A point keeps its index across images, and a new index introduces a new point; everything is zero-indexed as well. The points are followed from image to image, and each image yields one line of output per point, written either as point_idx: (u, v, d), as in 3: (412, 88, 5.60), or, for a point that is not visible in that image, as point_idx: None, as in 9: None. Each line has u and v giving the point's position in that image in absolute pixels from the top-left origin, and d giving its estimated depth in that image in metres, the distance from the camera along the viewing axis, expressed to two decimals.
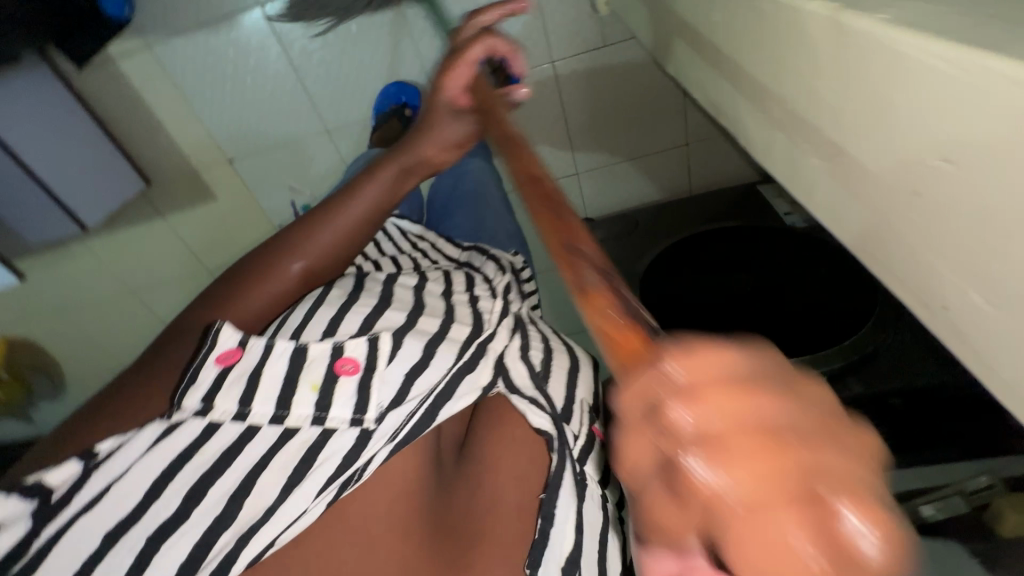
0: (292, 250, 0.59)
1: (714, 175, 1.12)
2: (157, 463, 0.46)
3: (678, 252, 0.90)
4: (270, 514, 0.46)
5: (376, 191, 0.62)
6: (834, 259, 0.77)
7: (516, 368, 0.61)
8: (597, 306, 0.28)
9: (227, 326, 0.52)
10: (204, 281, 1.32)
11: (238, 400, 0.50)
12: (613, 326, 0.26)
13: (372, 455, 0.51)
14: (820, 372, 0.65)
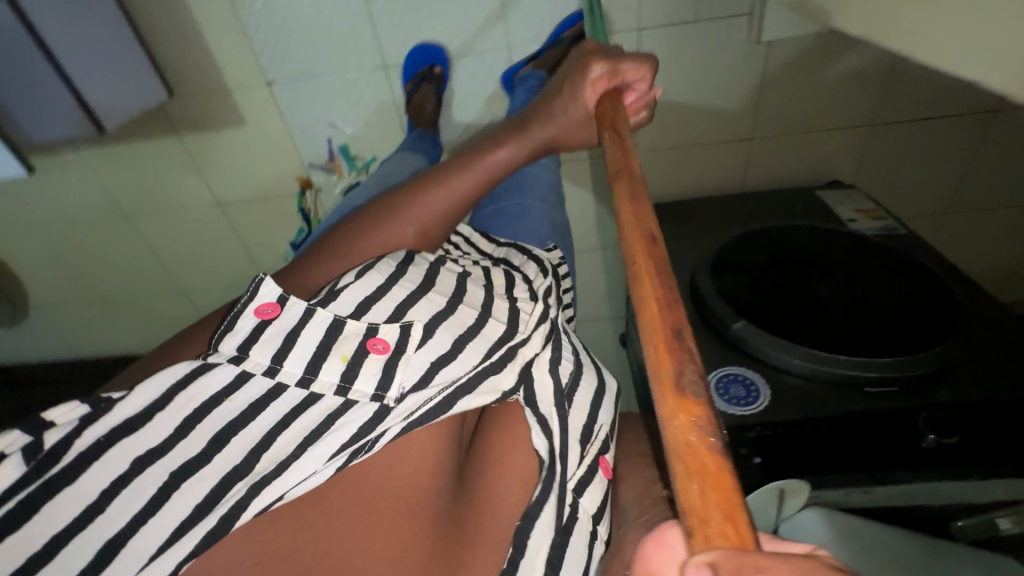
0: (406, 217, 0.64)
1: (773, 174, 1.11)
2: (190, 401, 0.47)
3: (750, 248, 0.87)
4: (282, 469, 0.46)
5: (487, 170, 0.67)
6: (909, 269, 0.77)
7: (542, 379, 0.63)
8: (694, 426, 0.32)
9: (270, 280, 0.55)
10: (213, 218, 1.21)
11: (271, 356, 0.51)
12: (708, 455, 0.31)
13: (385, 429, 0.50)
14: (910, 375, 0.62)
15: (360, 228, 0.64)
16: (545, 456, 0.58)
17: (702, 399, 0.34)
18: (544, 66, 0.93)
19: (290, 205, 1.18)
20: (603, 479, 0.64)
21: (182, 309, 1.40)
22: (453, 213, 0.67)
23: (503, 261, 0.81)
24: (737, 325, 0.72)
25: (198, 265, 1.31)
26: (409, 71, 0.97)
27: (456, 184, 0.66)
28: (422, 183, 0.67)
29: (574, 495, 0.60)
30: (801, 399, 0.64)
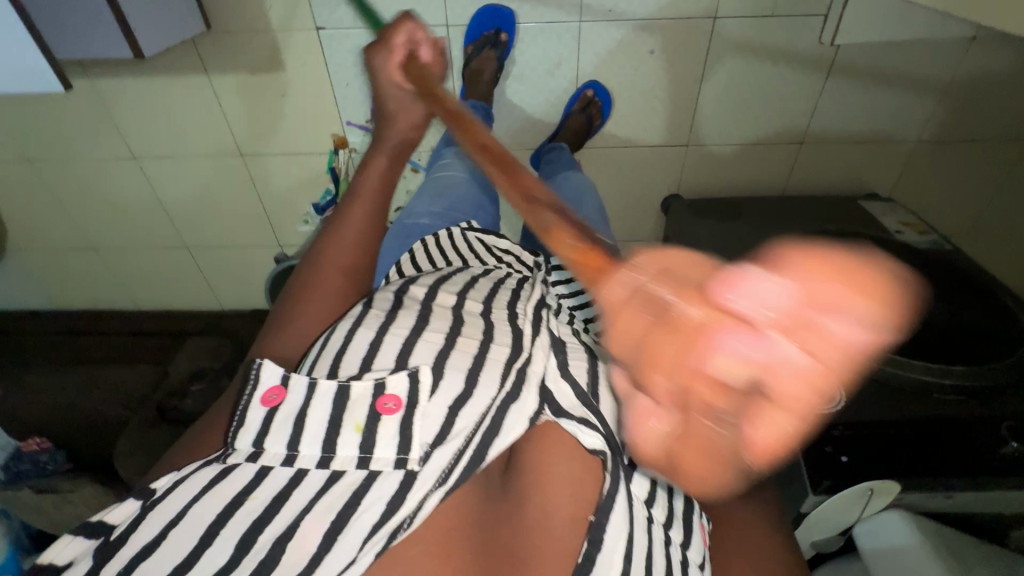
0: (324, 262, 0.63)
1: (816, 180, 1.11)
2: (208, 512, 0.43)
3: None
4: (315, 565, 0.42)
5: (375, 181, 0.66)
6: (968, 288, 0.79)
7: (562, 390, 0.56)
8: (561, 240, 0.38)
9: (268, 364, 0.52)
10: (233, 168, 1.12)
11: (286, 443, 0.48)
12: (577, 252, 0.37)
13: (421, 499, 0.46)
14: (985, 384, 0.63)
15: (293, 299, 0.61)
16: (604, 448, 0.52)
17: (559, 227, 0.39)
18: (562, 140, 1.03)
19: (320, 161, 1.11)
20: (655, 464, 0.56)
21: (181, 265, 1.30)
22: (367, 237, 0.65)
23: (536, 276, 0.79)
24: None
25: (206, 218, 1.21)
26: (472, 34, 0.96)
27: (355, 215, 0.65)
28: (326, 234, 0.65)
29: (625, 480, 0.52)
30: (881, 400, 0.64)
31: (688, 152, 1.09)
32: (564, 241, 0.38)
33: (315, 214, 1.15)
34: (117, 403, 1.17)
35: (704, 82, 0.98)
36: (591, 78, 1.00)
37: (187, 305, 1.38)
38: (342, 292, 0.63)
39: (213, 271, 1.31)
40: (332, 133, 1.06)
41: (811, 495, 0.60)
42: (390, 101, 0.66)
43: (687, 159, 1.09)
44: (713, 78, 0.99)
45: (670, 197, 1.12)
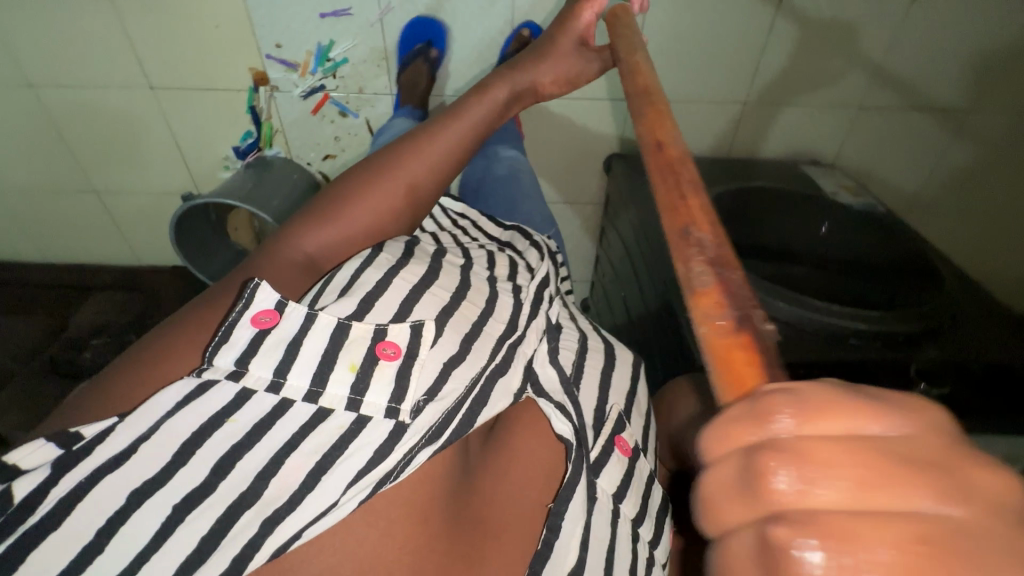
0: (393, 168, 0.58)
1: (760, 144, 1.09)
2: (190, 424, 0.39)
3: (738, 204, 0.84)
4: (296, 505, 0.39)
5: (486, 107, 0.66)
6: (885, 241, 0.78)
7: (545, 373, 0.57)
8: (706, 305, 0.30)
9: (266, 284, 0.45)
10: (142, 103, 1.03)
11: (274, 369, 0.43)
12: (717, 333, 0.28)
13: (408, 452, 0.44)
14: (903, 331, 0.60)
15: (352, 190, 0.56)
16: (572, 437, 0.53)
17: (711, 282, 0.31)
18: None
19: (238, 99, 1.02)
20: (622, 459, 0.58)
21: (91, 212, 1.19)
22: (448, 162, 0.62)
23: (507, 245, 0.71)
24: None
25: (115, 159, 1.11)
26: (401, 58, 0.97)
27: (447, 132, 0.62)
28: (405, 139, 0.62)
29: (591, 475, 0.55)
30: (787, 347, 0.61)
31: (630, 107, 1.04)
32: (709, 310, 0.30)
33: (235, 158, 1.10)
34: (4, 355, 1.07)
35: (644, 28, 0.94)
36: (526, 19, 0.94)
37: (100, 258, 1.28)
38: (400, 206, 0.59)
39: (126, 219, 1.21)
40: (250, 68, 0.98)
41: None
42: (552, 52, 0.72)
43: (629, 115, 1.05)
44: (655, 24, 0.94)
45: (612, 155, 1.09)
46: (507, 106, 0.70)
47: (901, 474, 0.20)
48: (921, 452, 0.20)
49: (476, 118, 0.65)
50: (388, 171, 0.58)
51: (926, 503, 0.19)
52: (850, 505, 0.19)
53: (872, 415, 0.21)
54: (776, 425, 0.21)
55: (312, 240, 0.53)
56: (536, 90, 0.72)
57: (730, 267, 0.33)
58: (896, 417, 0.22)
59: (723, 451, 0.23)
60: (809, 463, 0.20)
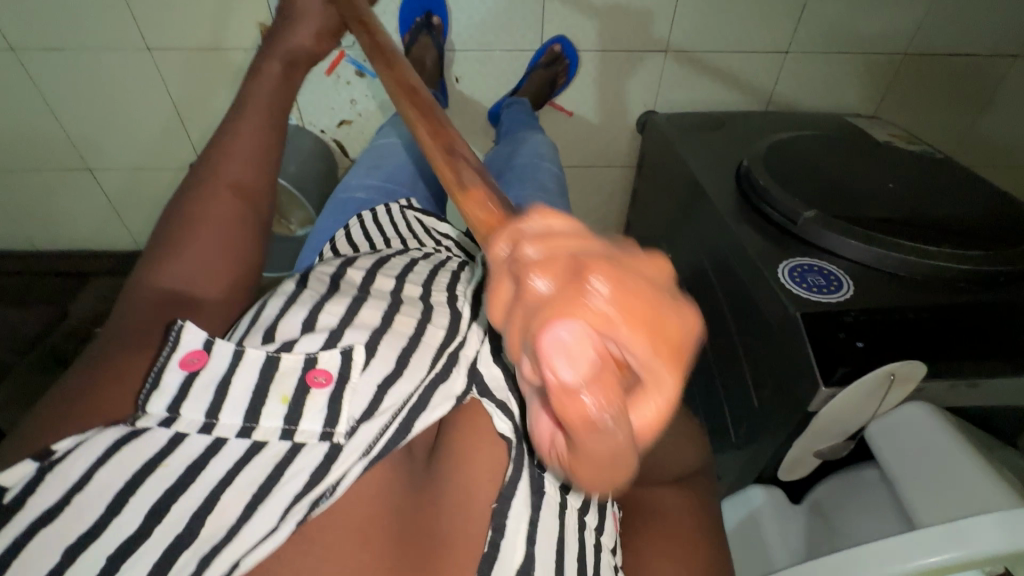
0: (211, 176, 0.57)
1: (799, 99, 1.04)
2: (120, 475, 0.39)
3: (796, 151, 0.79)
4: (232, 536, 0.38)
5: (270, 85, 0.63)
6: (955, 188, 0.74)
7: (492, 371, 0.50)
8: (475, 199, 0.33)
9: (191, 326, 0.47)
10: (138, 66, 0.94)
11: (205, 410, 0.44)
12: (489, 211, 0.32)
13: (344, 470, 0.42)
14: (1005, 271, 0.56)
15: (186, 214, 0.55)
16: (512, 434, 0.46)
17: (479, 182, 0.35)
18: (526, 93, 0.98)
19: (245, 60, 0.94)
20: None
21: (84, 193, 1.10)
22: (259, 148, 0.60)
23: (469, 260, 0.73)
24: (808, 216, 0.63)
25: (108, 131, 1.02)
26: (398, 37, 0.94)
27: (247, 123, 0.60)
28: (213, 145, 0.60)
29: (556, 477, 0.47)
30: (886, 291, 0.56)
31: (665, 60, 0.98)
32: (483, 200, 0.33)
33: None
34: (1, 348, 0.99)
35: None
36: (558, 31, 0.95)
37: (94, 244, 1.19)
38: (235, 205, 0.57)
39: (122, 199, 1.12)
40: (258, 23, 0.90)
41: (821, 387, 0.49)
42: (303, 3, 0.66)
43: (665, 69, 0.99)
44: None
45: (645, 114, 1.03)
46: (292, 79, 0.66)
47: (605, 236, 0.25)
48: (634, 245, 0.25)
49: (268, 96, 0.63)
50: (208, 180, 0.57)
51: (632, 258, 0.23)
52: (576, 243, 0.23)
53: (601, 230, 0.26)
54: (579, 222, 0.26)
55: (173, 275, 0.52)
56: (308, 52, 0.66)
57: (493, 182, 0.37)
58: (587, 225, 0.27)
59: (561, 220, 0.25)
60: (545, 234, 0.24)
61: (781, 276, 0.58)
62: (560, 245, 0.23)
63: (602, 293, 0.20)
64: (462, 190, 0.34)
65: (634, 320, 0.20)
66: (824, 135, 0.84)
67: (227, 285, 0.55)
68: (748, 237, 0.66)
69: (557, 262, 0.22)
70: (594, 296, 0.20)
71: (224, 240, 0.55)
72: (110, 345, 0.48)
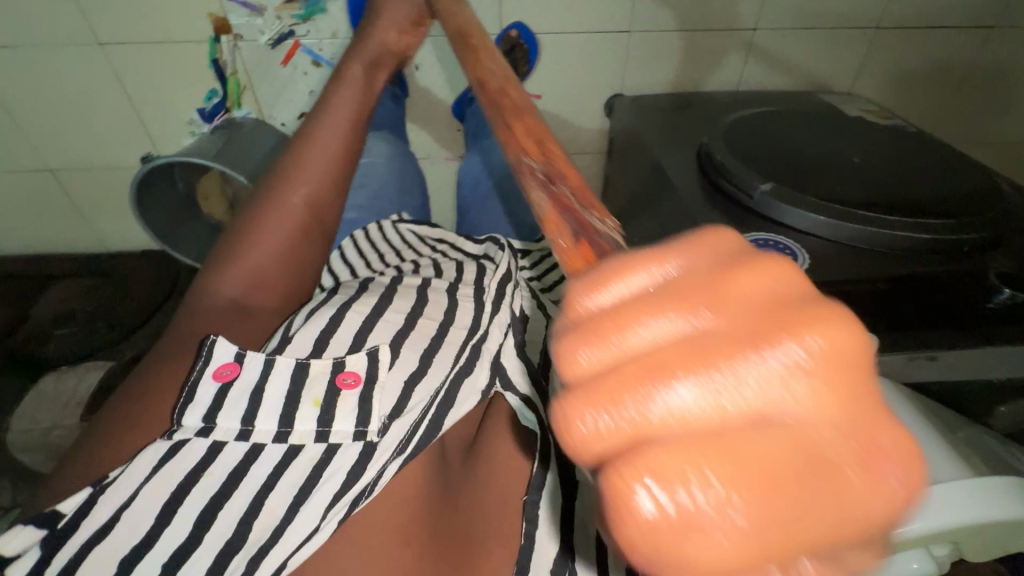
0: (289, 185, 0.59)
1: (771, 76, 1.01)
2: (166, 486, 0.40)
3: (760, 127, 0.76)
4: (279, 536, 0.40)
5: (352, 94, 0.66)
6: (923, 158, 0.72)
7: (513, 364, 0.53)
8: (552, 228, 0.29)
9: (223, 338, 0.46)
10: (91, 64, 0.93)
11: (241, 418, 0.44)
12: (568, 245, 0.27)
13: (380, 468, 0.44)
14: (966, 243, 0.53)
15: (252, 221, 0.57)
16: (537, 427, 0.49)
17: (548, 213, 0.30)
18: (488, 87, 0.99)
19: (199, 53, 0.92)
20: None
21: (48, 195, 1.09)
22: (342, 166, 0.63)
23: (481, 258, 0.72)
24: (764, 189, 0.60)
25: (65, 131, 1.00)
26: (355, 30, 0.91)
27: (327, 133, 0.63)
28: (288, 153, 0.62)
29: None
30: (837, 262, 0.53)
31: (630, 41, 0.96)
32: (559, 230, 0.29)
33: (200, 121, 0.99)
34: None
35: None
36: (515, 19, 0.94)
37: (62, 246, 1.17)
38: (302, 221, 0.59)
39: (87, 200, 1.10)
40: (208, 14, 0.88)
41: None
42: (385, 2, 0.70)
43: (630, 50, 0.97)
44: None
45: (612, 98, 1.01)
46: (373, 79, 0.69)
47: (705, 299, 0.18)
48: (765, 302, 0.17)
49: (353, 102, 0.65)
50: (281, 190, 0.59)
51: (742, 360, 0.16)
52: (644, 356, 0.17)
53: (712, 274, 0.19)
54: (644, 297, 0.18)
55: (232, 283, 0.54)
56: (393, 49, 0.71)
57: (571, 184, 0.32)
58: (690, 257, 0.20)
59: (610, 314, 0.18)
60: (590, 333, 0.18)
61: None
62: (621, 366, 0.17)
63: (651, 507, 0.15)
64: (541, 220, 0.31)
65: (751, 512, 0.14)
66: (791, 111, 0.81)
67: (280, 294, 0.57)
68: (704, 215, 0.63)
69: (603, 430, 0.16)
70: (642, 520, 0.15)
71: (285, 249, 0.57)
72: (171, 347, 0.50)
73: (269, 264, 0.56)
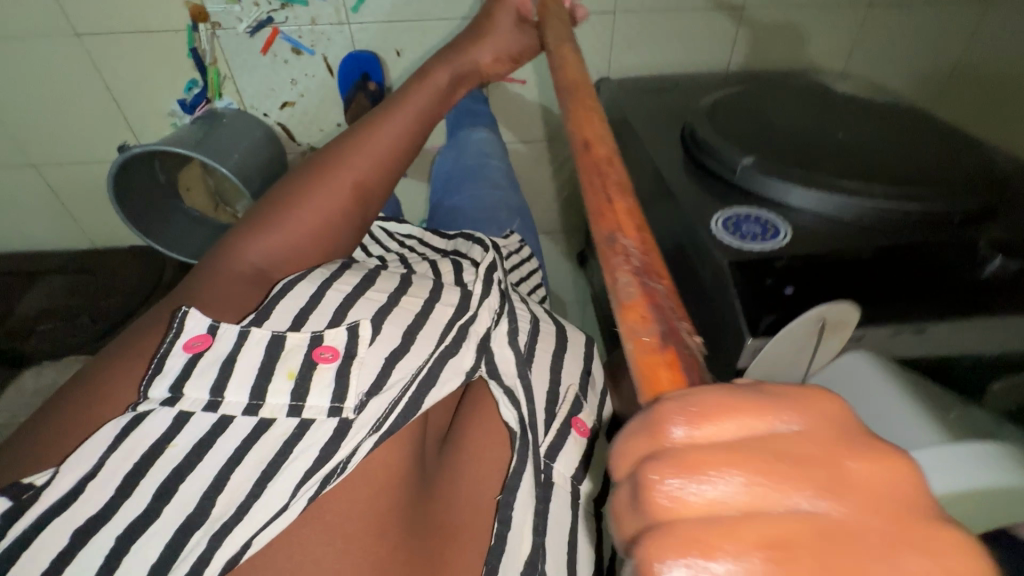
0: (342, 163, 0.56)
1: (760, 55, 0.98)
2: (126, 459, 0.37)
3: (746, 103, 0.74)
4: (244, 512, 0.38)
5: (425, 96, 0.66)
6: (914, 132, 0.69)
7: (502, 353, 0.55)
8: (633, 314, 0.28)
9: (196, 310, 0.44)
10: (70, 55, 0.92)
11: (210, 389, 0.42)
12: (649, 343, 0.26)
13: (354, 447, 0.42)
14: (958, 213, 0.51)
15: (296, 190, 0.55)
16: (517, 426, 0.51)
17: (636, 296, 0.29)
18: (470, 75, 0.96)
19: (177, 42, 0.91)
20: (581, 440, 0.56)
21: (32, 191, 1.08)
22: (397, 158, 0.60)
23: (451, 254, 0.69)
24: (747, 163, 0.58)
25: (47, 124, 1.00)
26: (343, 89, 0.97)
27: (391, 123, 0.61)
28: (349, 133, 0.60)
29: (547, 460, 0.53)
30: (824, 235, 0.51)
31: (615, 22, 0.94)
32: (638, 319, 0.28)
33: (182, 112, 0.98)
34: None
35: None
36: None
37: (47, 244, 1.16)
38: (350, 202, 0.56)
39: (71, 195, 1.09)
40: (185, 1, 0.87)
41: (746, 339, 0.44)
42: (500, 29, 0.75)
43: (615, 31, 0.94)
44: None
45: (598, 82, 0.99)
46: (451, 92, 0.71)
47: (820, 482, 0.18)
48: (888, 499, 0.17)
49: (420, 105, 0.65)
50: (335, 166, 0.56)
51: (858, 552, 0.16)
52: (744, 521, 0.17)
53: (834, 448, 0.19)
54: (748, 449, 0.19)
55: (258, 251, 0.51)
56: (480, 71, 0.76)
57: (656, 275, 0.31)
58: (811, 426, 0.19)
59: (714, 452, 0.19)
60: (690, 470, 0.18)
61: (713, 228, 0.53)
62: (717, 519, 0.17)
63: None
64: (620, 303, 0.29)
65: None
66: (777, 89, 0.79)
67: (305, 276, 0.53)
68: (684, 192, 0.61)
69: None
70: None
71: (321, 227, 0.54)
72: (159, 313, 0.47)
73: (300, 240, 0.53)
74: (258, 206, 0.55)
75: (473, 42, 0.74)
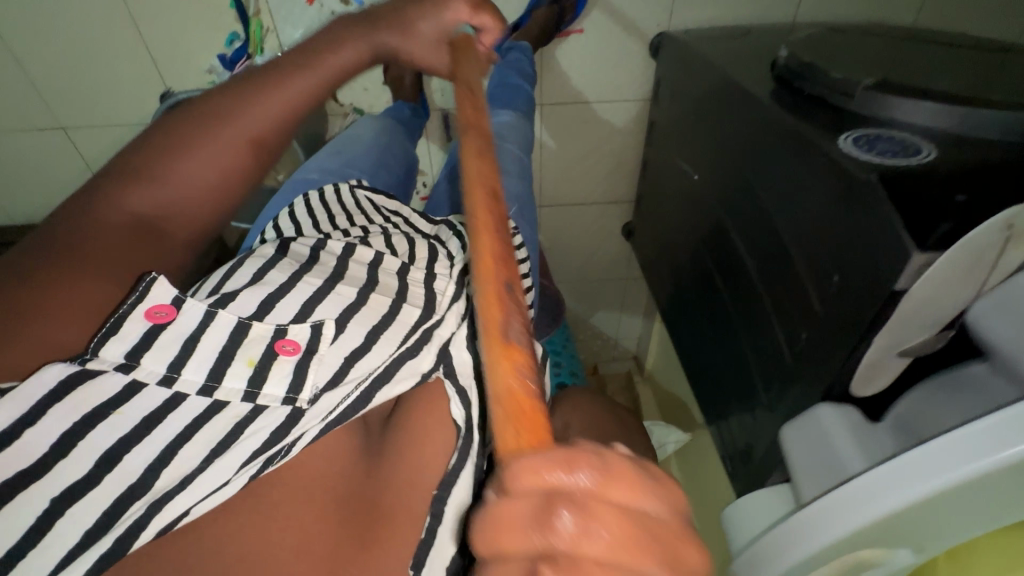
0: (227, 119, 0.54)
1: (832, 7, 0.93)
2: (63, 421, 0.38)
3: (837, 38, 0.69)
4: (185, 483, 0.39)
5: (340, 60, 0.60)
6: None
7: (461, 355, 0.53)
8: (516, 362, 0.28)
9: (164, 278, 0.45)
10: (104, 7, 0.87)
11: (168, 364, 0.43)
12: (528, 389, 0.27)
13: (300, 433, 0.43)
14: None
15: (179, 138, 0.53)
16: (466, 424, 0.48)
17: (528, 344, 0.29)
18: (526, 36, 0.91)
19: None
20: None
21: (57, 155, 1.03)
22: (290, 121, 0.58)
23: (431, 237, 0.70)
24: (866, 84, 0.53)
25: (77, 83, 0.95)
26: None
27: (294, 82, 0.57)
28: (240, 84, 0.57)
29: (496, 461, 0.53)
30: (978, 151, 0.46)
31: None
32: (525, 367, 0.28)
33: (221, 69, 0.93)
34: None
35: None
36: None
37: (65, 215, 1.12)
38: (238, 160, 0.55)
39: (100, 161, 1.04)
40: None
41: (913, 254, 0.39)
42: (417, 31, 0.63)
43: None
44: None
45: (658, 35, 0.94)
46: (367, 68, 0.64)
47: (665, 536, 0.23)
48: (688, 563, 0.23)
49: (335, 67, 0.60)
50: (222, 125, 0.54)
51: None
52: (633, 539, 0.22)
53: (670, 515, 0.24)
54: (639, 497, 0.23)
55: (138, 202, 0.51)
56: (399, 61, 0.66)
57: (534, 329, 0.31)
58: (670, 507, 0.24)
59: (625, 481, 0.23)
60: (587, 518, 0.21)
61: (842, 146, 0.49)
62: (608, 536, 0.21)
63: None
64: (505, 340, 0.29)
65: None
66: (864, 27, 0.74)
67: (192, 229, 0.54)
68: (794, 118, 0.55)
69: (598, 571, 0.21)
70: None
71: (209, 188, 0.54)
72: (43, 247, 0.46)
73: (186, 197, 0.53)
74: (129, 149, 0.54)
75: (391, 20, 0.63)
